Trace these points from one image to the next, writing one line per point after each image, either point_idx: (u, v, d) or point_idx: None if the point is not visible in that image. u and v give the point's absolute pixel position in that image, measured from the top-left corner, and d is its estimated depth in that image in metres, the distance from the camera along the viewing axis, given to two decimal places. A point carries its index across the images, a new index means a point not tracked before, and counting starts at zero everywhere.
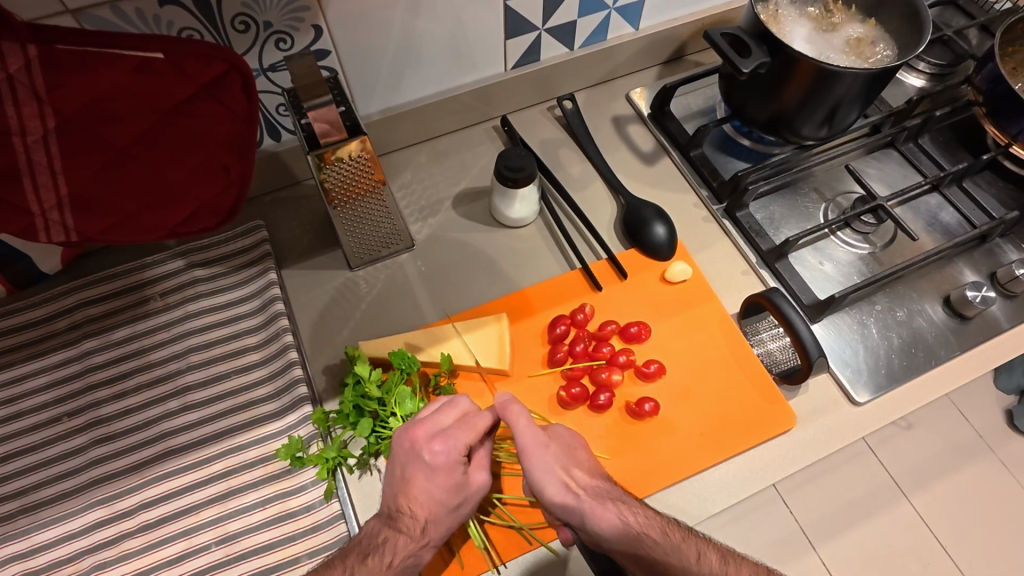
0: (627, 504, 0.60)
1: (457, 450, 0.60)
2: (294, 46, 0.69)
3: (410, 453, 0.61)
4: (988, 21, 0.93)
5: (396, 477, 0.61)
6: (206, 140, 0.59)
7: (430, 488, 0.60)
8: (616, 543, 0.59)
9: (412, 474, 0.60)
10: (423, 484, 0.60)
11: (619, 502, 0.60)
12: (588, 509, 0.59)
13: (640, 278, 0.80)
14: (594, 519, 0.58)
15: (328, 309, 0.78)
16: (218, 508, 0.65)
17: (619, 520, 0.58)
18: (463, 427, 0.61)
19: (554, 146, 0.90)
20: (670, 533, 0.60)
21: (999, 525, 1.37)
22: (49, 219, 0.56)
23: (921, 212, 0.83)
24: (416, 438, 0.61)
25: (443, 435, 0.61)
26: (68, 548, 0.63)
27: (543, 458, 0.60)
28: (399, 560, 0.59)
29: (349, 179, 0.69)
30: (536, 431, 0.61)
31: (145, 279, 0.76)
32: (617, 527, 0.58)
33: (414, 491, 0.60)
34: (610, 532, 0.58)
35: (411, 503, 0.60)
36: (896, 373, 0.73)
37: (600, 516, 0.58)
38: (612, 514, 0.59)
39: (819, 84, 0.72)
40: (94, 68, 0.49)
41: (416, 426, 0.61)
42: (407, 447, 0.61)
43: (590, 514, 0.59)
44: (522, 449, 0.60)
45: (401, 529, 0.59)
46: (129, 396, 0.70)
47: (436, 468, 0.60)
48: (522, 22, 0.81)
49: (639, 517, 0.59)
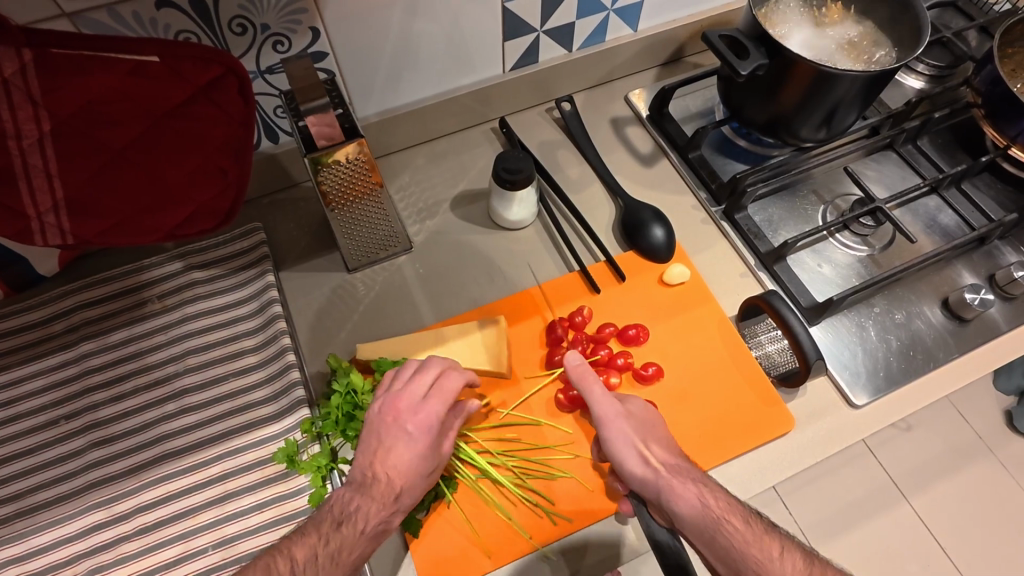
0: (709, 488, 0.59)
1: (438, 419, 0.62)
2: (291, 48, 0.69)
3: (392, 425, 0.61)
4: (987, 22, 0.93)
5: (370, 447, 0.61)
6: (203, 143, 0.59)
7: (407, 451, 0.60)
8: (692, 527, 0.56)
9: (393, 442, 0.60)
10: (402, 448, 0.60)
11: (701, 484, 0.59)
12: (666, 485, 0.58)
13: (639, 280, 0.80)
14: (673, 495, 0.57)
15: (325, 312, 0.78)
16: (215, 512, 0.65)
17: (698, 502, 0.57)
18: (439, 391, 0.63)
19: (552, 148, 0.90)
20: (751, 521, 0.57)
21: (998, 526, 1.37)
22: (45, 222, 0.56)
23: (920, 214, 0.83)
24: (399, 410, 0.62)
25: (424, 404, 0.62)
26: (65, 552, 0.63)
27: (621, 428, 0.61)
28: (372, 527, 0.57)
29: (347, 182, 0.69)
30: (613, 404, 0.63)
31: (142, 281, 0.76)
32: (694, 507, 0.56)
33: (392, 455, 0.60)
34: (688, 514, 0.56)
35: (389, 470, 0.59)
36: (894, 375, 0.73)
37: (678, 494, 0.57)
38: (692, 494, 0.57)
39: (818, 86, 0.72)
40: (89, 72, 0.49)
41: (399, 395, 0.62)
42: (389, 417, 0.61)
43: (669, 491, 0.57)
44: (600, 416, 0.62)
45: (373, 497, 0.58)
46: (126, 399, 0.69)
47: (415, 434, 0.61)
48: (521, 24, 0.81)
49: (721, 502, 0.57)
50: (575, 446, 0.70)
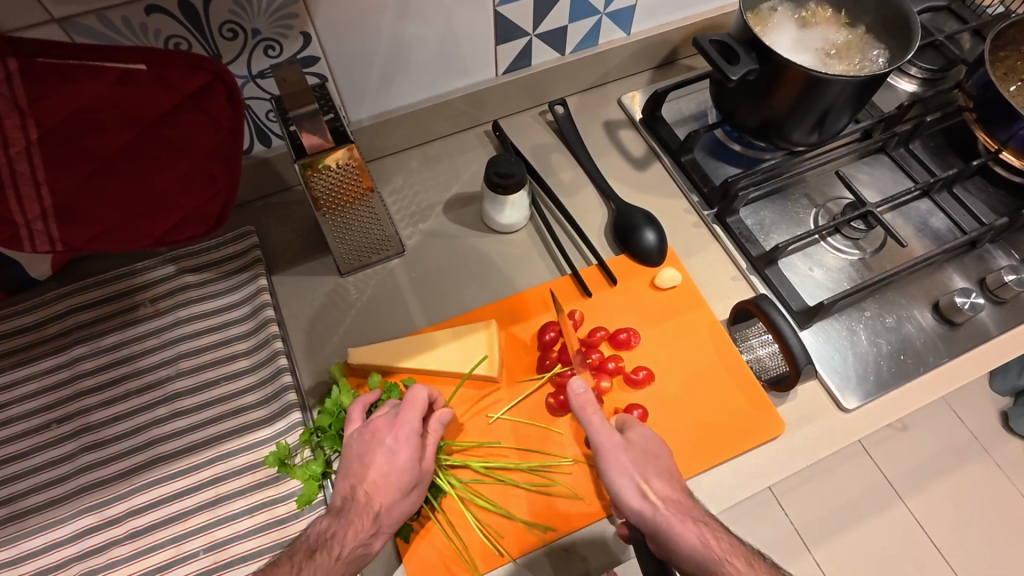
0: (710, 527, 0.59)
1: (414, 432, 0.63)
2: (283, 53, 0.69)
3: (371, 442, 0.62)
4: (980, 26, 0.93)
5: (351, 468, 0.61)
6: (192, 149, 0.59)
7: (386, 468, 0.61)
8: (691, 565, 0.57)
9: (371, 458, 0.61)
10: (381, 467, 0.61)
11: (701, 522, 0.59)
12: (665, 523, 0.57)
13: (631, 284, 0.80)
14: (672, 532, 0.57)
15: (317, 316, 0.78)
16: (206, 515, 0.65)
17: (700, 541, 0.57)
18: (409, 406, 0.64)
19: (545, 151, 0.90)
20: (752, 563, 0.58)
21: (993, 527, 1.37)
22: (33, 229, 0.56)
23: (912, 218, 0.83)
24: (377, 428, 0.63)
25: (400, 420, 0.63)
26: (56, 555, 0.63)
27: (621, 463, 0.61)
28: (348, 552, 0.57)
29: (338, 187, 0.69)
30: (614, 434, 0.63)
31: (135, 285, 0.76)
32: (696, 546, 0.56)
33: (370, 472, 0.61)
34: (686, 552, 0.57)
35: (368, 488, 0.60)
36: (884, 379, 0.73)
37: (679, 533, 0.57)
38: (693, 533, 0.57)
39: (808, 92, 0.72)
40: (76, 81, 0.49)
41: (378, 417, 0.64)
42: (366, 436, 0.63)
43: (668, 530, 0.57)
44: (598, 448, 0.62)
45: (352, 519, 0.58)
46: (118, 403, 0.70)
47: (394, 451, 0.62)
48: (513, 28, 0.81)
49: (723, 542, 0.58)
50: (564, 451, 0.70)
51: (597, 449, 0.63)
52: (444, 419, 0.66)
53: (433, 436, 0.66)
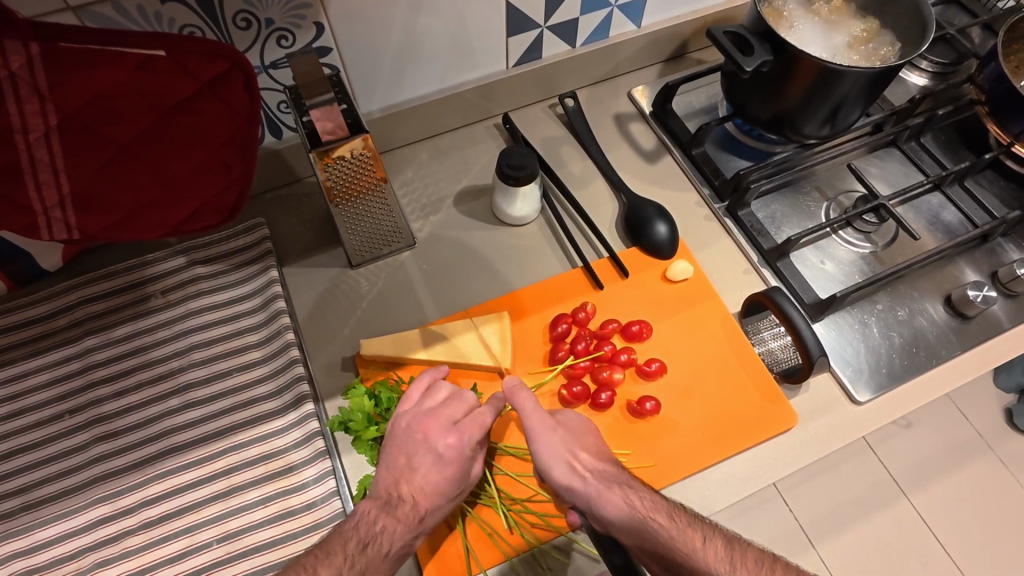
0: (633, 490, 0.61)
1: (469, 441, 0.63)
2: (296, 43, 0.69)
3: (421, 444, 0.62)
4: (991, 19, 0.93)
5: (398, 465, 0.62)
6: (208, 137, 0.59)
7: (437, 475, 0.61)
8: (624, 532, 0.58)
9: (419, 463, 0.61)
10: (431, 476, 0.61)
11: (627, 487, 0.61)
12: (593, 492, 0.60)
13: (642, 277, 0.80)
14: (599, 501, 0.59)
15: (330, 307, 0.78)
16: (219, 506, 0.65)
17: (625, 504, 0.59)
18: (455, 404, 0.64)
19: (556, 144, 0.90)
20: (674, 515, 0.59)
21: (999, 523, 1.37)
22: (51, 217, 0.56)
23: (923, 211, 0.83)
24: (428, 430, 0.62)
25: (456, 428, 0.63)
26: (69, 546, 0.63)
27: (551, 442, 0.63)
28: (395, 548, 0.59)
29: (352, 176, 0.69)
30: (542, 415, 0.64)
31: (146, 276, 0.76)
32: (623, 510, 0.59)
33: (419, 476, 0.61)
34: (617, 517, 0.59)
35: (414, 491, 0.60)
36: (896, 372, 0.73)
37: (607, 499, 0.59)
38: (618, 498, 0.59)
39: (821, 83, 0.72)
40: (96, 66, 0.49)
41: (430, 418, 0.63)
42: (420, 438, 0.62)
43: (597, 498, 0.59)
44: (529, 430, 0.64)
45: (399, 517, 0.59)
46: (130, 394, 0.70)
47: (444, 459, 0.62)
48: (525, 21, 0.81)
49: (646, 501, 0.60)
50: None
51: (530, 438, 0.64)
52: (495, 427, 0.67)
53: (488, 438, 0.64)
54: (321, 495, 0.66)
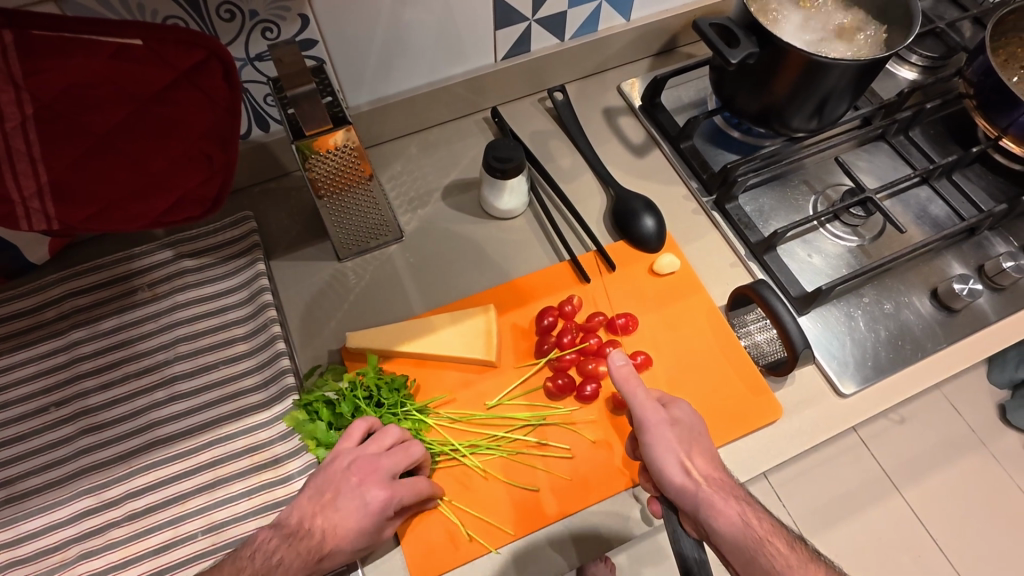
0: (751, 508, 0.58)
1: (395, 500, 0.61)
2: (280, 35, 0.69)
3: (349, 487, 0.60)
4: (981, 13, 0.93)
5: (320, 497, 0.60)
6: (188, 128, 0.59)
7: (355, 521, 0.59)
8: (733, 547, 0.56)
9: (343, 504, 0.59)
10: (347, 522, 0.59)
11: (743, 503, 0.58)
12: (706, 499, 0.57)
13: (629, 270, 0.80)
14: (713, 510, 0.57)
15: (316, 301, 0.78)
16: (204, 498, 0.65)
17: (739, 520, 0.56)
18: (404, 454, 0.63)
19: (544, 138, 0.90)
20: (792, 545, 0.57)
21: (990, 520, 1.37)
22: (30, 208, 0.56)
23: (911, 205, 0.83)
24: (364, 476, 0.61)
25: (390, 483, 0.61)
26: (53, 538, 0.63)
27: (667, 442, 0.59)
28: None
29: (337, 170, 0.69)
30: (659, 410, 0.61)
31: (132, 269, 0.76)
32: (739, 525, 0.56)
33: (336, 515, 0.59)
34: (728, 531, 0.56)
35: (325, 528, 0.58)
36: (882, 365, 0.73)
37: (721, 512, 0.56)
38: (734, 513, 0.57)
39: (807, 75, 0.72)
40: (73, 54, 0.49)
41: (367, 464, 0.61)
42: (351, 481, 0.60)
43: (709, 506, 0.57)
44: (642, 422, 0.60)
45: (297, 548, 0.57)
46: (116, 387, 0.70)
47: (368, 510, 0.59)
48: (512, 14, 0.80)
49: (764, 523, 0.57)
50: (567, 435, 0.70)
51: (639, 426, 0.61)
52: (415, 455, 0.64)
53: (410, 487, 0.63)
54: None
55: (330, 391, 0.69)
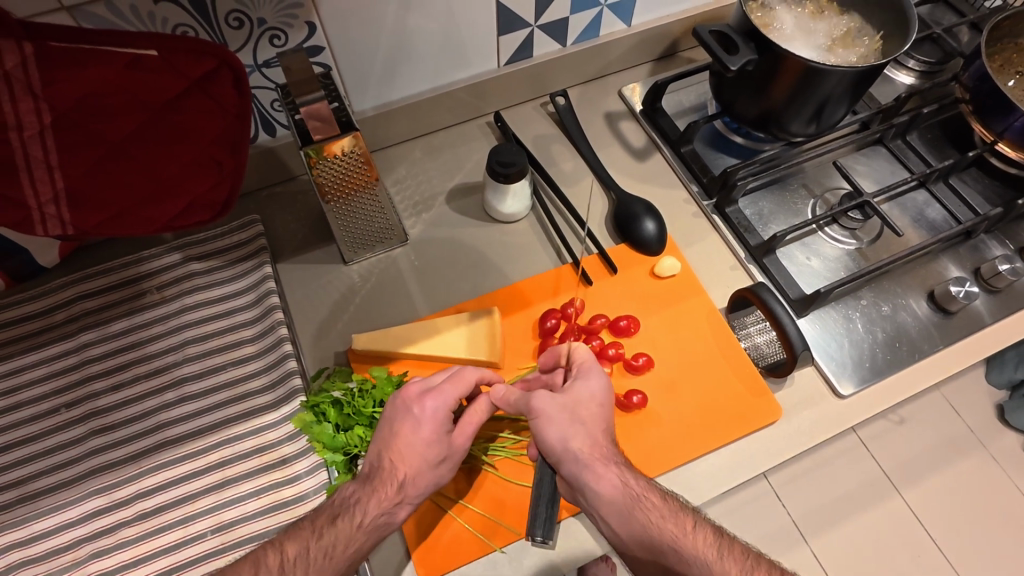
0: (629, 469, 0.59)
1: (448, 403, 0.63)
2: (288, 42, 0.70)
3: (401, 409, 0.63)
4: (978, 19, 0.94)
5: (383, 435, 0.63)
6: (199, 135, 0.60)
7: (412, 434, 0.61)
8: (611, 506, 0.56)
9: (400, 427, 0.62)
10: (410, 437, 0.61)
11: (622, 466, 0.59)
12: (586, 463, 0.58)
13: (631, 273, 0.81)
14: (592, 473, 0.57)
15: (322, 305, 0.79)
16: (214, 497, 0.66)
17: (618, 482, 0.57)
18: (453, 382, 0.64)
19: (547, 142, 0.91)
20: (665, 498, 0.58)
21: (988, 519, 1.38)
22: (45, 213, 0.57)
23: (908, 208, 0.84)
24: (411, 395, 0.63)
25: (436, 391, 0.63)
26: (64, 538, 0.64)
27: (557, 417, 0.61)
28: (371, 519, 0.58)
29: (343, 174, 0.70)
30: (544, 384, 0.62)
31: (140, 272, 0.77)
32: (616, 486, 0.57)
33: (399, 441, 0.61)
34: (605, 491, 0.56)
35: (393, 457, 0.61)
36: (880, 366, 0.74)
37: (600, 476, 0.57)
38: (613, 476, 0.57)
39: (804, 82, 0.73)
40: (89, 64, 0.51)
41: (409, 385, 0.64)
42: (399, 402, 0.63)
43: (588, 470, 0.57)
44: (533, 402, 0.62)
45: (378, 487, 0.60)
46: (125, 388, 0.71)
47: (422, 420, 0.62)
48: (515, 20, 0.82)
49: (639, 482, 0.58)
50: None
51: (531, 408, 0.62)
52: (484, 407, 0.66)
53: (476, 415, 0.65)
54: (314, 488, 0.67)
55: (336, 391, 0.69)
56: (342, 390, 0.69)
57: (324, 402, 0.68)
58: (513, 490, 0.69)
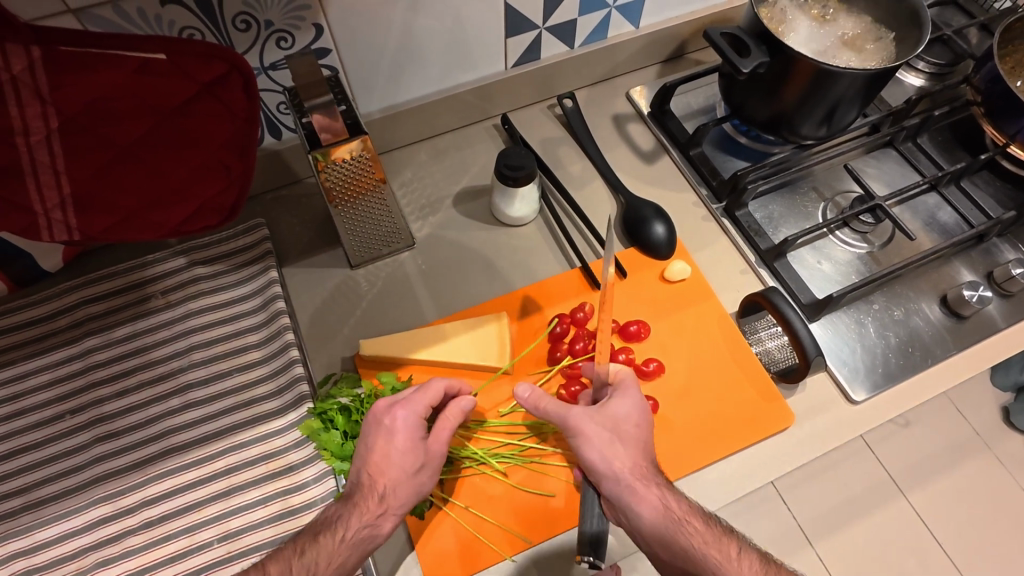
0: (671, 491, 0.60)
1: (417, 411, 0.62)
2: (295, 44, 0.70)
3: (373, 423, 0.62)
4: (988, 20, 0.93)
5: (360, 456, 0.62)
6: (208, 139, 0.59)
7: (385, 445, 0.60)
8: (655, 530, 0.58)
9: (373, 441, 0.61)
10: (385, 449, 0.60)
11: (663, 488, 0.60)
12: (628, 488, 0.58)
13: (641, 277, 0.80)
14: (635, 498, 0.58)
15: (329, 309, 0.79)
16: (220, 505, 0.66)
17: (661, 506, 0.58)
18: (422, 391, 0.64)
19: (554, 144, 0.91)
20: (709, 523, 0.59)
21: (995, 523, 1.38)
22: (52, 219, 0.56)
23: (919, 211, 0.84)
24: (379, 409, 0.62)
25: (403, 402, 0.62)
26: (69, 546, 0.63)
27: (598, 437, 0.61)
28: (353, 534, 0.58)
29: (350, 178, 0.69)
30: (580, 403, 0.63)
31: (145, 277, 0.76)
32: (659, 511, 0.58)
33: (376, 456, 0.60)
34: (650, 517, 0.58)
35: (371, 471, 0.60)
36: (893, 371, 0.73)
37: (643, 499, 0.58)
38: (655, 498, 0.58)
39: (817, 84, 0.72)
40: (97, 68, 0.50)
41: (378, 398, 0.63)
42: (370, 417, 0.62)
43: (632, 494, 0.58)
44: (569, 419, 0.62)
45: (358, 503, 0.59)
46: (131, 395, 0.70)
47: (394, 431, 0.61)
48: (523, 21, 0.81)
49: (682, 506, 0.59)
50: None
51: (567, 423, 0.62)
52: (466, 407, 0.65)
53: (451, 420, 0.64)
54: (321, 495, 0.66)
55: (343, 398, 0.70)
56: (349, 397, 0.70)
57: (330, 409, 0.68)
58: (523, 498, 0.68)
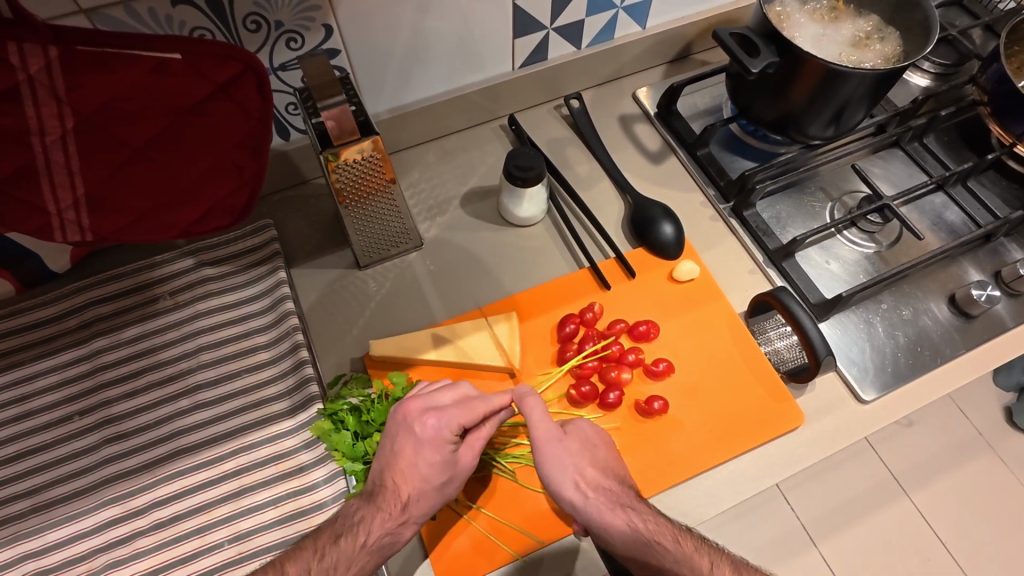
0: (639, 511, 0.61)
1: (449, 424, 0.62)
2: (304, 45, 0.70)
3: (402, 425, 0.62)
4: (992, 21, 0.93)
5: (386, 457, 0.62)
6: (220, 139, 0.59)
7: (412, 454, 0.61)
8: (624, 549, 0.60)
9: (401, 445, 0.62)
10: (412, 459, 0.61)
11: (630, 509, 0.61)
12: (596, 512, 0.60)
13: (649, 277, 0.80)
14: (601, 521, 0.60)
15: (338, 310, 0.79)
16: (232, 506, 0.65)
17: (628, 527, 0.60)
18: (461, 408, 0.63)
19: (562, 145, 0.91)
20: (680, 538, 0.61)
21: (998, 523, 1.38)
22: (65, 218, 0.57)
23: (926, 211, 0.84)
24: (411, 411, 0.63)
25: (437, 410, 0.63)
26: (79, 548, 0.63)
27: (564, 462, 0.62)
28: (374, 539, 0.59)
29: (360, 178, 0.69)
30: (550, 427, 0.64)
31: (153, 278, 0.76)
32: (626, 532, 0.60)
33: (401, 460, 0.62)
34: (618, 537, 0.60)
35: (396, 477, 0.61)
36: (902, 371, 0.73)
37: (610, 522, 0.60)
38: (622, 521, 0.60)
39: (826, 85, 0.72)
40: (113, 68, 0.50)
41: (413, 399, 0.63)
42: (400, 418, 0.63)
43: (598, 518, 0.60)
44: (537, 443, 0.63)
45: (381, 507, 0.60)
46: (139, 395, 0.70)
47: (423, 441, 0.61)
48: (531, 23, 0.81)
49: (651, 524, 0.61)
50: None
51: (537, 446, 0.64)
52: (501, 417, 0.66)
53: (488, 429, 0.64)
54: (332, 496, 0.66)
55: (353, 399, 0.70)
56: (360, 398, 0.70)
57: (343, 409, 0.68)
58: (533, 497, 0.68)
